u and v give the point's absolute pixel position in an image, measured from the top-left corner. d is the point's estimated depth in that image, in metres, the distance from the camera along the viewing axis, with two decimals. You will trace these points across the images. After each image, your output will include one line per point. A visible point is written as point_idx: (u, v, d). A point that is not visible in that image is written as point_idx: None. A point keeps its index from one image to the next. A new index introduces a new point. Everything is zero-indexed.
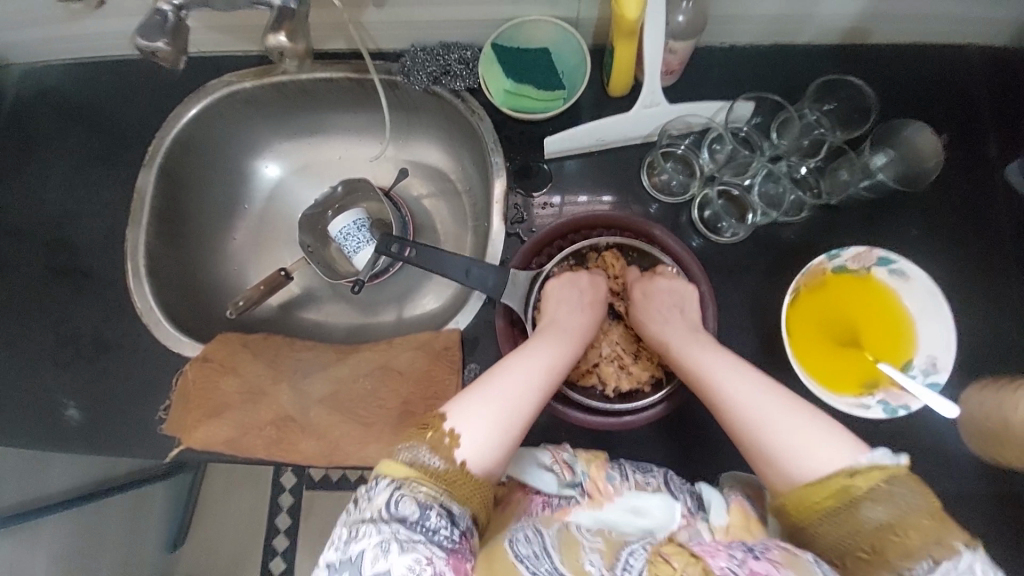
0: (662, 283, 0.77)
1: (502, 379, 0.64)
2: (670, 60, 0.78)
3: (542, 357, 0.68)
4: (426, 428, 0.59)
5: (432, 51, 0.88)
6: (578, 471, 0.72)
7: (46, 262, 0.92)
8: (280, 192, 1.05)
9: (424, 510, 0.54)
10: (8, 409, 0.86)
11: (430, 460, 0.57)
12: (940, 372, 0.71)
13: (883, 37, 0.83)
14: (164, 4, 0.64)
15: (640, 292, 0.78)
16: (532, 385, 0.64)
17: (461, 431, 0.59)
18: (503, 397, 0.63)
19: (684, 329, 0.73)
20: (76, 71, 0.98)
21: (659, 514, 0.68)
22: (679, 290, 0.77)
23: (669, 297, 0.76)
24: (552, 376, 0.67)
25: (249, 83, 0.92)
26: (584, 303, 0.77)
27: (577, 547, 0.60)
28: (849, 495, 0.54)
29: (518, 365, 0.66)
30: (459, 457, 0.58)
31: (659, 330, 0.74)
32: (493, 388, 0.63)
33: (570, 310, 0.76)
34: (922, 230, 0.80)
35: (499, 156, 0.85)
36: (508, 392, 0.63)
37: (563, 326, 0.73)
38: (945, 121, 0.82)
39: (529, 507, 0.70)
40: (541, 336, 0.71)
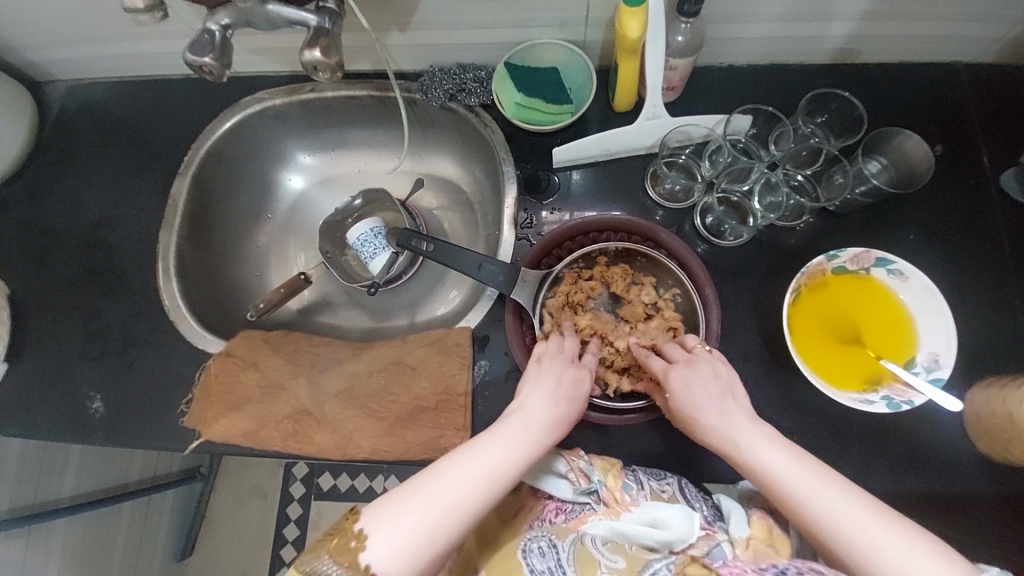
0: (692, 373, 0.69)
1: (432, 483, 0.60)
2: (672, 76, 0.84)
3: (489, 459, 0.63)
4: (335, 532, 0.58)
5: (449, 71, 0.95)
6: (594, 480, 0.74)
7: (82, 262, 0.98)
8: (302, 202, 1.12)
9: None
10: (37, 401, 0.90)
11: (330, 569, 0.56)
12: (943, 368, 0.72)
13: (872, 57, 0.89)
14: (212, 24, 0.70)
15: (681, 382, 0.69)
16: (467, 495, 0.60)
17: (371, 534, 0.57)
18: (426, 504, 0.59)
19: (728, 416, 0.66)
20: (122, 89, 1.06)
21: (676, 525, 0.70)
22: (697, 384, 0.68)
23: (701, 388, 0.68)
24: (493, 485, 0.61)
25: (279, 100, 1.00)
26: (558, 395, 0.70)
27: (593, 565, 0.68)
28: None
29: (459, 466, 0.62)
30: (364, 561, 0.56)
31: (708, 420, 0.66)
32: (424, 489, 0.60)
33: (543, 402, 0.69)
34: (918, 234, 0.83)
35: (510, 165, 0.91)
36: (441, 498, 0.59)
37: (526, 423, 0.66)
38: (937, 133, 0.87)
39: (542, 513, 0.75)
40: (498, 429, 0.66)
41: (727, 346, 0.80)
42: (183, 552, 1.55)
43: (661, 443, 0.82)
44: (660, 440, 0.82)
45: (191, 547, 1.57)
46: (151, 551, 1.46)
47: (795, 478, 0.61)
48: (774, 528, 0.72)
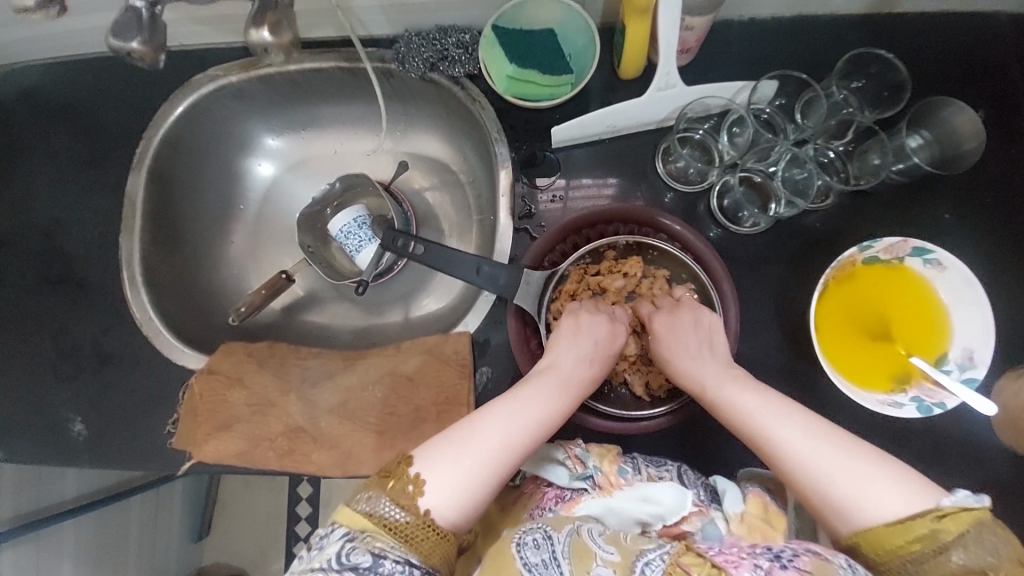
0: (686, 318, 0.71)
1: (480, 432, 0.60)
2: (687, 36, 0.73)
3: (531, 409, 0.63)
4: (388, 476, 0.56)
5: (428, 35, 0.82)
6: (589, 465, 0.70)
7: (40, 273, 0.89)
8: (275, 191, 1.01)
9: (378, 557, 0.51)
10: (15, 426, 0.85)
11: (391, 512, 0.54)
12: (978, 367, 0.67)
13: (916, 4, 0.77)
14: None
15: (661, 327, 0.72)
16: (514, 439, 0.60)
17: (427, 476, 0.56)
18: (475, 452, 0.58)
19: (715, 364, 0.67)
20: (54, 72, 0.92)
21: (669, 501, 0.66)
22: (678, 331, 0.71)
23: (687, 334, 0.70)
24: (537, 432, 0.62)
25: (236, 76, 0.87)
26: (593, 353, 0.70)
27: (589, 559, 0.58)
28: (938, 541, 0.50)
29: (504, 412, 0.62)
30: (423, 505, 0.55)
31: (687, 363, 0.69)
32: (474, 433, 0.60)
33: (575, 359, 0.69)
34: (955, 214, 0.75)
35: (504, 146, 0.80)
36: (490, 440, 0.59)
37: (560, 378, 0.67)
38: (982, 94, 0.77)
39: (542, 501, 0.70)
40: (535, 382, 0.66)
41: (745, 342, 0.75)
42: (199, 534, 1.57)
43: (673, 440, 0.79)
44: (672, 438, 0.79)
45: (207, 529, 1.60)
46: (167, 538, 1.48)
47: (761, 413, 0.61)
48: (770, 504, 0.68)
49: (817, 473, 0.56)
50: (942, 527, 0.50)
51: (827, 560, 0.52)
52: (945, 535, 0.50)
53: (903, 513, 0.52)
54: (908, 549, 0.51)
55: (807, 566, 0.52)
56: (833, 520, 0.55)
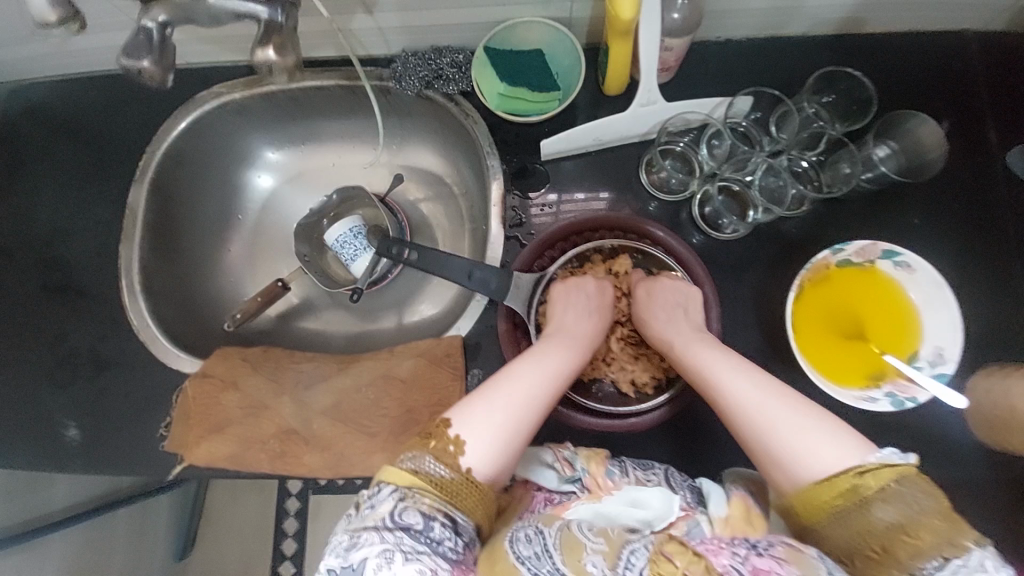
0: (665, 283, 0.76)
1: (503, 391, 0.63)
2: (667, 56, 0.77)
3: (548, 364, 0.67)
4: (428, 437, 0.59)
5: (424, 55, 0.86)
6: (578, 467, 0.72)
7: (39, 280, 0.91)
8: (274, 202, 1.04)
9: (428, 520, 0.53)
10: (7, 430, 0.85)
11: (435, 469, 0.56)
12: (947, 364, 0.70)
13: (879, 27, 0.83)
14: (148, 21, 0.61)
15: (641, 292, 0.77)
16: (542, 393, 0.64)
17: (467, 437, 0.59)
18: (504, 408, 0.62)
19: (687, 328, 0.72)
20: (62, 87, 0.96)
21: (657, 505, 0.66)
22: (654, 302, 0.75)
23: (664, 304, 0.74)
24: (559, 383, 0.66)
25: (239, 93, 0.92)
26: (590, 311, 0.76)
27: (579, 551, 0.56)
28: (860, 496, 0.53)
29: (527, 370, 0.65)
30: (465, 464, 0.58)
31: (660, 332, 0.73)
32: (502, 391, 0.63)
33: (579, 317, 0.74)
34: (924, 219, 0.79)
35: (495, 159, 0.84)
36: (519, 396, 0.63)
37: (570, 335, 0.72)
38: (941, 110, 0.82)
39: (532, 504, 0.70)
40: (547, 341, 0.70)
41: (728, 343, 0.77)
42: (184, 551, 1.53)
43: (661, 442, 0.81)
44: (660, 440, 0.81)
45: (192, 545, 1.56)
46: (152, 554, 1.45)
47: (720, 374, 0.65)
48: (753, 507, 0.68)
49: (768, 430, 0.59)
50: (863, 481, 0.53)
51: (801, 551, 0.53)
52: (867, 490, 0.53)
53: (835, 467, 0.55)
54: (832, 504, 0.54)
55: (783, 555, 0.53)
56: (777, 476, 0.58)
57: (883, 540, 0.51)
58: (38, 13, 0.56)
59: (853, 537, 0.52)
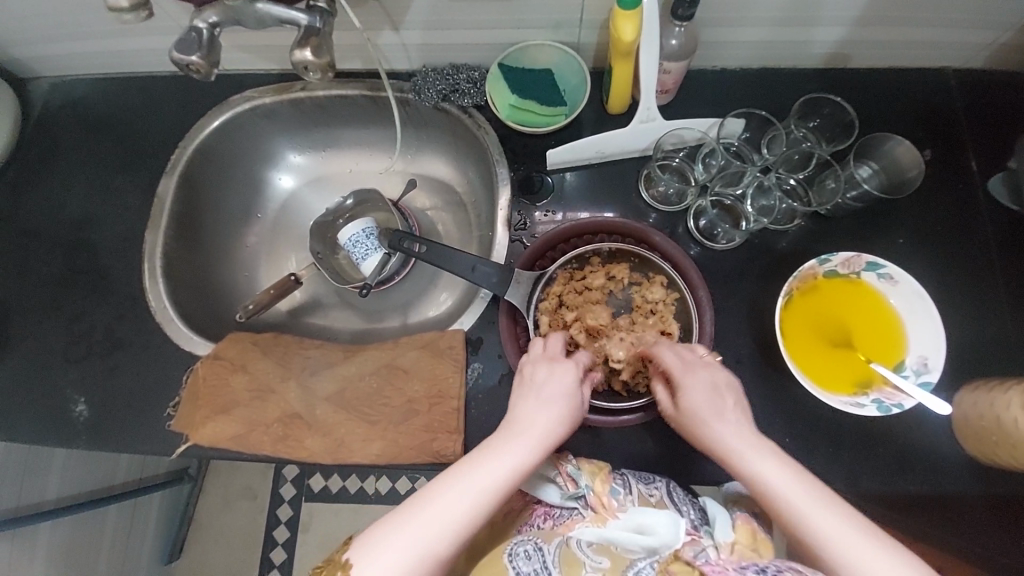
0: (706, 380, 0.69)
1: (422, 511, 0.56)
2: (665, 79, 0.84)
3: (479, 473, 0.60)
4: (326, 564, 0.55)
5: (443, 71, 0.94)
6: (582, 484, 0.72)
7: (65, 263, 0.96)
8: (292, 202, 1.10)
9: None
10: (19, 404, 0.88)
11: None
12: (931, 372, 0.73)
13: (863, 62, 0.90)
14: (200, 22, 0.67)
15: (693, 390, 0.68)
16: (461, 510, 0.57)
17: (357, 561, 0.54)
18: (415, 531, 0.55)
19: (751, 435, 0.64)
20: (106, 87, 1.04)
21: (663, 531, 0.66)
22: (709, 405, 0.67)
23: (712, 403, 0.67)
24: (484, 497, 0.58)
25: (269, 98, 0.99)
26: (546, 403, 0.67)
27: (579, 566, 0.64)
28: None
29: (449, 480, 0.59)
30: None
31: (716, 437, 0.65)
32: (415, 507, 0.57)
33: (527, 411, 0.67)
34: (909, 238, 0.84)
35: (504, 167, 0.91)
36: (432, 515, 0.56)
37: (513, 433, 0.64)
38: (923, 138, 0.88)
39: (531, 517, 0.74)
40: (487, 441, 0.64)
41: (720, 348, 0.80)
42: (170, 555, 1.52)
43: (654, 444, 0.83)
44: (653, 442, 0.82)
45: (181, 548, 1.55)
46: (139, 554, 1.43)
47: (795, 495, 0.58)
48: (758, 532, 0.69)
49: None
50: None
51: None
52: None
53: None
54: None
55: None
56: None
57: None
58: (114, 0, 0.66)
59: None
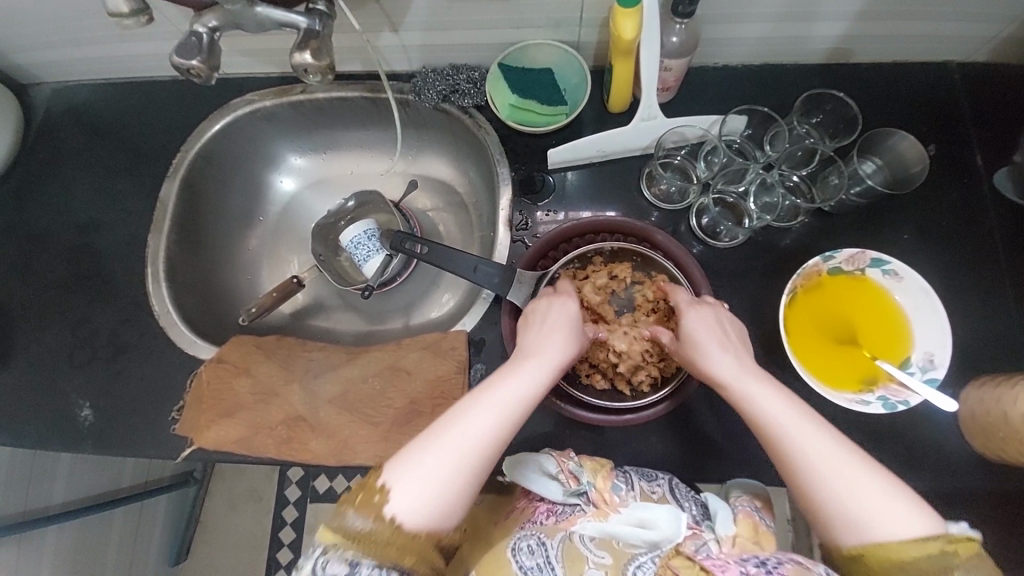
0: (699, 314, 0.70)
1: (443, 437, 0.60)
2: (666, 76, 0.84)
3: (499, 396, 0.63)
4: (359, 489, 0.59)
5: (442, 72, 0.94)
6: (583, 480, 0.72)
7: (69, 267, 0.96)
8: (294, 204, 1.10)
9: (355, 567, 0.55)
10: (24, 408, 0.88)
11: (356, 522, 0.57)
12: (937, 368, 0.72)
13: (865, 57, 0.89)
14: (200, 26, 0.67)
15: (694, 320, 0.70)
16: (487, 431, 0.60)
17: (394, 485, 0.58)
18: (439, 455, 0.59)
19: (744, 361, 0.66)
20: (109, 92, 1.04)
21: (664, 526, 0.67)
22: (699, 339, 0.68)
23: (709, 334, 0.68)
24: (510, 418, 0.62)
25: (269, 101, 0.99)
26: (559, 332, 0.70)
27: (581, 562, 0.66)
28: (948, 563, 0.53)
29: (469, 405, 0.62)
30: (389, 512, 0.57)
31: (711, 365, 0.66)
32: (441, 433, 0.60)
33: (538, 340, 0.69)
34: (913, 234, 0.83)
35: (505, 167, 0.91)
36: (460, 439, 0.60)
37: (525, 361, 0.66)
38: (928, 133, 0.87)
39: (533, 515, 0.73)
40: (503, 366, 0.66)
41: None
42: (177, 557, 1.53)
43: (658, 443, 0.82)
44: (658, 441, 0.82)
45: (188, 549, 1.56)
46: (145, 555, 1.44)
47: (786, 419, 0.60)
48: (760, 525, 0.70)
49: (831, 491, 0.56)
50: (951, 551, 0.53)
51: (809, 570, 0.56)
52: (954, 559, 0.53)
53: (917, 534, 0.54)
54: (915, 566, 0.53)
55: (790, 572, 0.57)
56: (841, 535, 0.56)
57: None
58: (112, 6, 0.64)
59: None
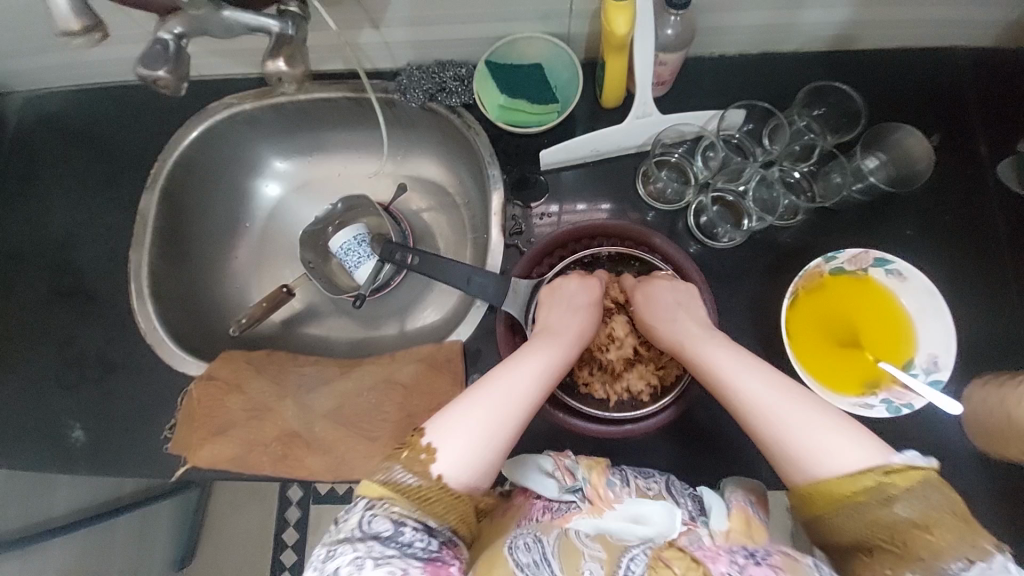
0: (661, 284, 0.76)
1: (481, 397, 0.64)
2: (662, 71, 0.80)
3: (534, 360, 0.68)
4: (402, 448, 0.60)
5: (428, 69, 0.90)
6: (579, 477, 0.71)
7: (51, 285, 0.93)
8: (279, 210, 1.06)
9: (398, 526, 0.54)
10: (16, 432, 0.87)
11: (406, 478, 0.58)
12: (942, 370, 0.71)
13: (868, 44, 0.85)
14: (165, 33, 0.62)
15: (640, 297, 0.77)
16: (522, 389, 0.65)
17: (438, 444, 0.60)
18: (481, 410, 0.63)
19: (695, 326, 0.72)
20: (80, 99, 1.00)
21: (658, 520, 0.65)
22: (655, 309, 0.75)
23: (666, 305, 0.74)
24: (543, 380, 0.67)
25: (249, 104, 0.95)
26: (577, 306, 0.76)
27: (578, 557, 0.60)
28: (884, 493, 0.53)
29: (504, 370, 0.67)
30: (435, 471, 0.59)
31: (677, 329, 0.72)
32: (477, 394, 0.64)
33: (559, 316, 0.74)
34: (916, 228, 0.81)
35: (496, 168, 0.86)
36: (497, 395, 0.64)
37: (547, 334, 0.72)
38: (934, 122, 0.84)
39: (530, 511, 0.70)
40: (533, 340, 0.71)
41: None
42: (184, 560, 1.50)
43: (660, 448, 0.81)
44: (659, 445, 0.81)
45: (191, 555, 1.52)
46: (151, 559, 1.43)
47: (734, 373, 0.65)
48: (752, 518, 0.68)
49: (792, 434, 0.59)
50: (887, 481, 0.54)
51: (797, 559, 0.56)
52: (893, 489, 0.53)
53: (858, 466, 0.55)
54: (852, 499, 0.55)
55: (780, 563, 0.56)
56: (789, 473, 0.59)
57: (901, 535, 0.52)
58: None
59: (873, 533, 0.53)
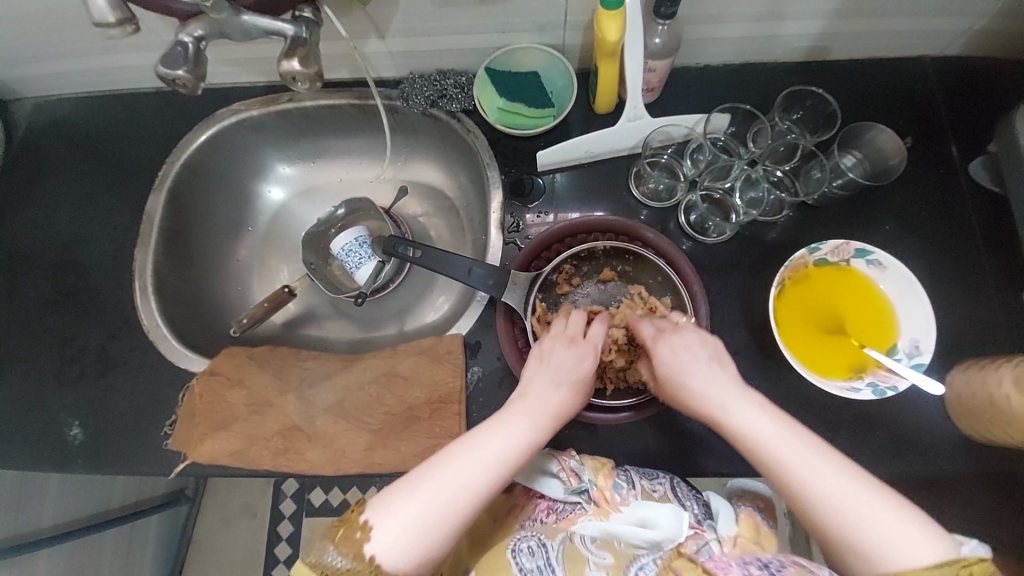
0: (682, 338, 0.71)
1: (432, 479, 0.60)
2: (651, 77, 0.85)
3: (500, 441, 0.63)
4: (340, 524, 0.59)
5: (430, 77, 0.94)
6: (585, 479, 0.69)
7: (54, 284, 0.94)
8: (283, 214, 1.09)
9: None
10: (12, 430, 0.86)
11: (336, 560, 0.57)
12: (924, 354, 0.75)
13: (842, 54, 0.91)
14: (185, 36, 0.66)
15: (663, 351, 0.71)
16: (477, 475, 0.60)
17: (375, 524, 0.58)
18: (436, 495, 0.59)
19: (731, 388, 0.65)
20: (91, 105, 1.03)
21: (665, 524, 0.65)
22: (677, 365, 0.69)
23: (687, 361, 0.69)
24: (504, 465, 0.62)
25: (257, 111, 0.98)
26: (560, 378, 0.70)
27: (582, 563, 0.63)
28: None
29: (462, 449, 0.62)
30: (368, 551, 0.57)
31: (704, 391, 0.66)
32: (430, 475, 0.60)
33: (540, 390, 0.69)
34: (895, 223, 0.85)
35: (494, 170, 0.91)
36: (449, 480, 0.60)
37: (523, 410, 0.67)
38: (907, 126, 0.90)
39: (534, 512, 0.72)
40: (507, 411, 0.67)
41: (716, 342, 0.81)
42: None
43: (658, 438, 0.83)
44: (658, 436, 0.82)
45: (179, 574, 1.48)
46: None
47: (775, 444, 0.60)
48: (760, 525, 0.68)
49: (838, 521, 0.56)
50: None
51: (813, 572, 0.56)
52: None
53: (935, 562, 0.52)
54: None
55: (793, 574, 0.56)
56: (854, 562, 0.55)
57: None
58: (99, 16, 0.64)
59: None
